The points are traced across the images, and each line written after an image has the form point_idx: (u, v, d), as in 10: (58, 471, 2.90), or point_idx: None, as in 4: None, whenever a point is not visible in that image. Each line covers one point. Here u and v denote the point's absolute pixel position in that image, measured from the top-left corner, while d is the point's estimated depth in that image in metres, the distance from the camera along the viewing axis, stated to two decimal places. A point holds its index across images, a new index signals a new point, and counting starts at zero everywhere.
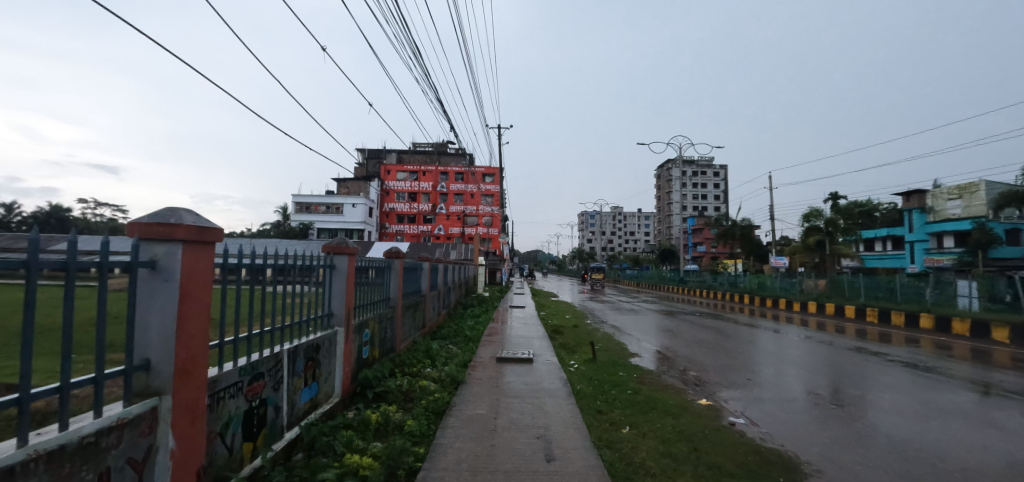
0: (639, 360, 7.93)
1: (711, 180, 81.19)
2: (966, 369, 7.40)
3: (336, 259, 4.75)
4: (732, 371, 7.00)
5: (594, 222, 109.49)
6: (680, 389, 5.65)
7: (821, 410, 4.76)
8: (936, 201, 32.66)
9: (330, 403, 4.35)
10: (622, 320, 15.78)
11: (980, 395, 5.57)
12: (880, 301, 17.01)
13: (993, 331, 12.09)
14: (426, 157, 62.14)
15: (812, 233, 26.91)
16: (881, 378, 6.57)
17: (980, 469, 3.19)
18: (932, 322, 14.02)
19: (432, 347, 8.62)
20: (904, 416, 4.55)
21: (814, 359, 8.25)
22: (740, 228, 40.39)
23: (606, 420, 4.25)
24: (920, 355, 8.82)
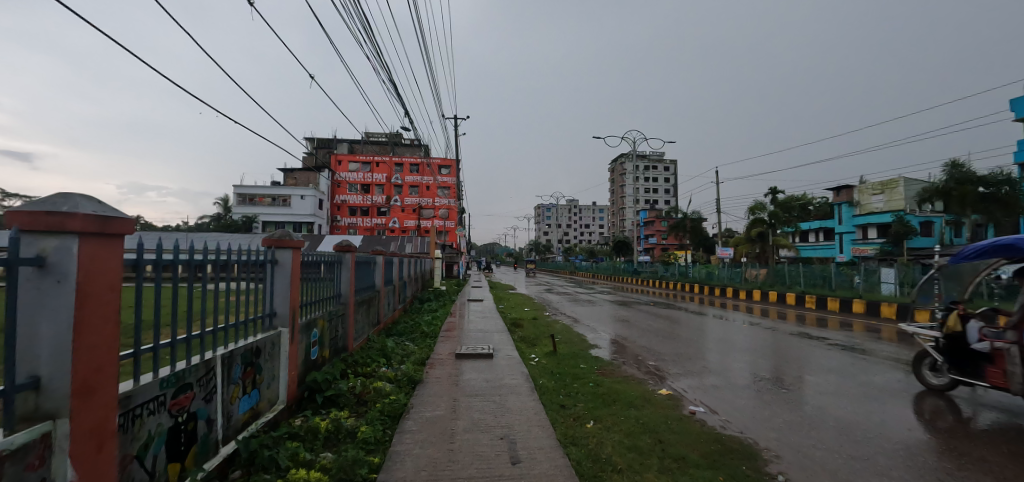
0: (597, 351, 8.04)
1: (662, 175, 84.49)
2: (894, 350, 8.09)
3: (278, 254, 4.37)
4: (686, 359, 7.23)
5: (551, 215, 111.15)
6: (639, 379, 5.72)
7: (772, 395, 4.97)
8: (863, 196, 35.98)
9: (274, 411, 4.00)
10: (580, 311, 15.96)
11: (907, 374, 6.08)
12: (815, 288, 18.35)
13: (917, 314, 13.37)
14: (379, 148, 60.20)
15: (755, 226, 28.64)
16: (820, 361, 7.01)
17: (918, 447, 3.42)
18: (863, 306, 15.33)
19: (388, 345, 8.28)
20: (846, 397, 4.85)
21: (760, 344, 8.73)
22: (690, 221, 42.21)
23: (569, 415, 4.20)
24: (854, 338, 9.55)
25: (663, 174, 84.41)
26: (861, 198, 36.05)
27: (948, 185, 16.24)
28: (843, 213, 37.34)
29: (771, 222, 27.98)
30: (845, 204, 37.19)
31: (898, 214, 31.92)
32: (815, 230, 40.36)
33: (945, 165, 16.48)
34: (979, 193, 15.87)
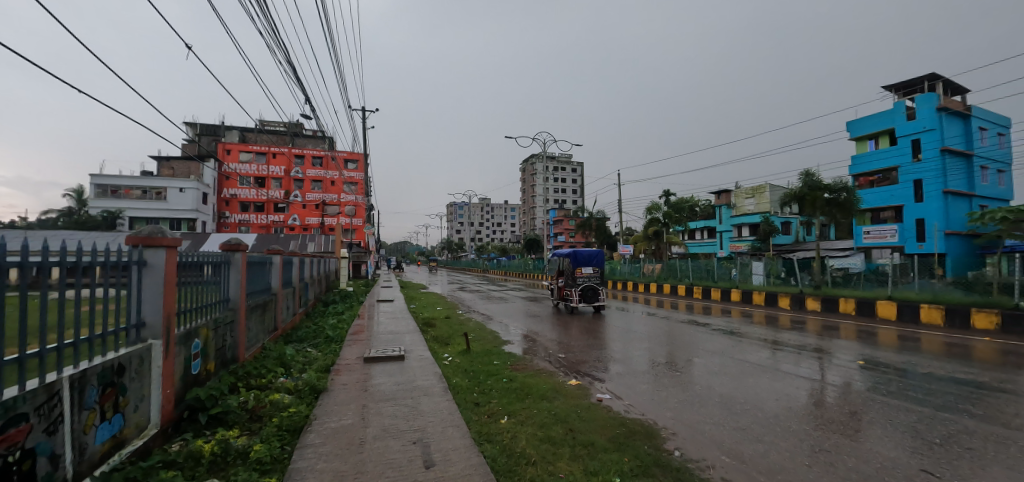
0: (511, 347, 8.18)
1: (570, 176, 88.92)
2: (763, 332, 9.46)
3: (148, 254, 3.72)
4: (594, 349, 7.69)
5: (464, 213, 110.86)
6: (551, 372, 5.93)
7: (667, 378, 5.49)
8: (738, 199, 41.50)
9: (144, 437, 3.40)
10: (494, 308, 16.13)
11: (772, 352, 7.17)
12: (701, 280, 20.75)
13: (780, 299, 15.82)
14: (276, 137, 54.74)
15: (652, 225, 31.51)
16: (706, 345, 7.93)
17: (779, 413, 4.04)
18: (738, 295, 17.73)
19: (287, 353, 7.55)
20: (727, 376, 5.53)
21: (657, 332, 9.64)
22: (594, 220, 44.95)
23: (483, 412, 4.20)
24: (731, 323, 10.99)
25: (571, 175, 89.06)
26: (736, 201, 41.58)
27: (803, 190, 19.41)
28: (723, 214, 42.73)
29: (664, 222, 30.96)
30: (723, 207, 42.60)
31: (765, 215, 37.41)
32: (700, 229, 45.63)
33: (801, 173, 19.63)
34: (824, 198, 19.13)
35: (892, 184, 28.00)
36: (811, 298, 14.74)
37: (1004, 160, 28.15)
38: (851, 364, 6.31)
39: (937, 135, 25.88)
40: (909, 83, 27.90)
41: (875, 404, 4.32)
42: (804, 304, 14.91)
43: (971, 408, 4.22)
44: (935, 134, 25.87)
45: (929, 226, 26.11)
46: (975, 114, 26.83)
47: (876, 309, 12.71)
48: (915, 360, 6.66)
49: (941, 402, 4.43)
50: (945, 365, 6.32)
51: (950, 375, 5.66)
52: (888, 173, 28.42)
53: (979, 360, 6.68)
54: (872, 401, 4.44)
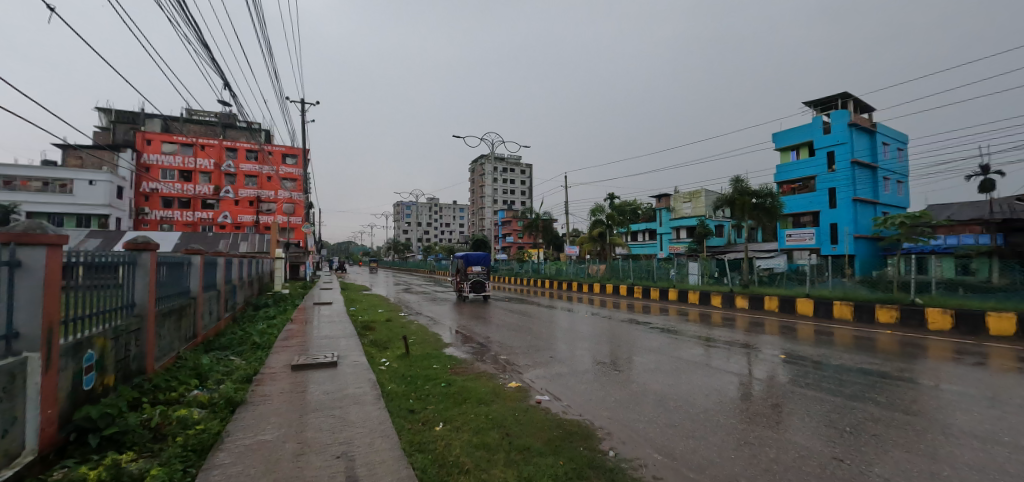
0: (453, 349, 7.94)
1: (519, 177, 89.63)
2: (698, 329, 9.94)
3: (25, 254, 3.16)
4: (536, 350, 7.68)
5: (411, 214, 108.30)
6: (491, 374, 5.81)
7: (606, 377, 5.56)
8: (676, 203, 43.90)
9: (17, 465, 2.85)
10: (438, 311, 15.70)
11: (706, 348, 7.51)
12: (642, 280, 21.62)
13: (713, 297, 16.84)
14: (204, 127, 50.34)
15: (596, 226, 32.46)
16: (644, 343, 8.19)
17: (709, 408, 4.18)
18: (675, 294, 18.65)
19: (203, 362, 6.80)
20: (661, 373, 5.71)
21: (598, 331, 9.84)
22: (542, 221, 45.51)
23: (417, 419, 3.99)
24: (668, 321, 11.47)
25: (519, 176, 89.80)
26: (675, 205, 43.94)
27: (734, 195, 20.84)
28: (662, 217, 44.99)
29: (607, 223, 31.98)
30: (663, 210, 44.85)
31: (700, 218, 39.82)
32: (642, 231, 47.74)
33: (732, 179, 21.05)
34: (752, 202, 20.63)
35: (811, 191, 30.84)
36: (740, 296, 15.79)
37: (902, 172, 31.87)
38: (775, 358, 6.76)
39: (848, 147, 28.89)
40: (826, 100, 30.92)
41: (795, 396, 4.60)
42: (733, 302, 15.96)
43: (875, 397, 4.63)
44: (847, 146, 28.85)
45: (841, 230, 29.03)
46: (880, 130, 30.20)
47: (795, 306, 13.86)
48: (829, 353, 7.27)
49: (850, 391, 4.83)
50: (854, 356, 6.94)
51: (857, 366, 6.21)
52: (808, 181, 31.28)
53: (882, 351, 7.41)
54: (793, 393, 4.73)
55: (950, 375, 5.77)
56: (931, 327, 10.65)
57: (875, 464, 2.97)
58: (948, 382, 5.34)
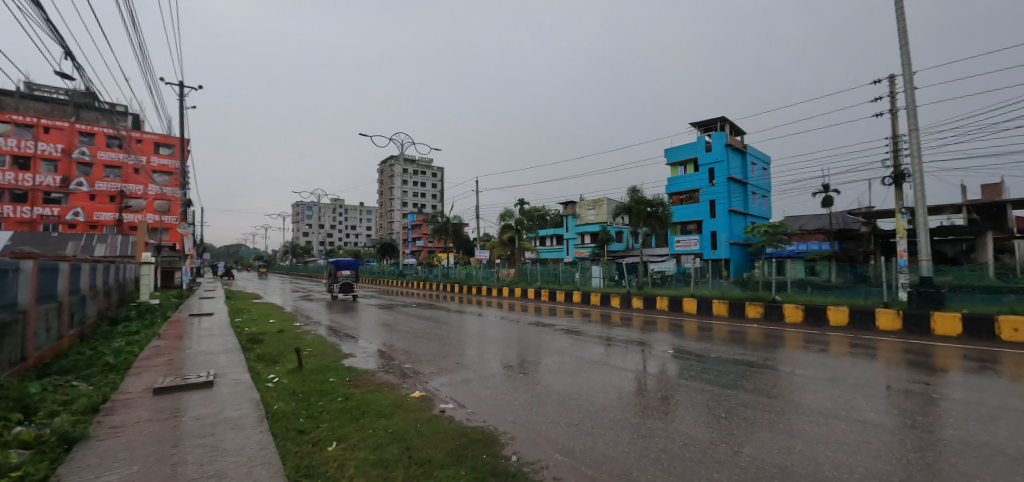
0: (354, 360, 7.41)
1: (430, 180, 88.00)
2: (600, 329, 10.56)
3: None
4: (444, 356, 7.49)
5: (311, 214, 100.27)
6: (394, 385, 5.50)
7: (513, 380, 5.60)
8: (581, 210, 46.55)
9: None
10: (338, 318, 14.55)
11: (606, 347, 7.97)
12: (549, 283, 22.47)
13: (612, 299, 18.10)
14: (44, 105, 41.43)
15: (505, 232, 33.13)
16: (550, 344, 8.44)
17: (608, 405, 4.40)
18: (579, 296, 19.67)
19: (29, 391, 5.47)
20: (565, 373, 5.91)
21: (507, 335, 9.93)
22: (452, 225, 45.02)
23: (307, 441, 3.59)
24: (573, 322, 12.01)
25: (430, 179, 88.19)
26: (580, 212, 46.52)
27: (631, 204, 22.68)
28: (569, 223, 47.40)
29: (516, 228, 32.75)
30: (569, 216, 47.24)
31: (602, 225, 42.69)
32: (549, 236, 49.80)
33: (629, 190, 22.92)
34: (646, 211, 22.69)
35: (695, 202, 34.84)
36: (635, 297, 17.18)
37: (765, 188, 37.49)
38: (665, 353, 7.42)
39: (724, 165, 33.18)
40: (708, 122, 35.20)
41: (681, 388, 5.06)
42: (630, 302, 17.30)
43: (744, 384, 5.28)
44: (723, 164, 33.13)
45: (719, 237, 33.21)
46: (749, 152, 35.18)
47: (682, 305, 15.47)
48: (710, 346, 8.17)
49: (725, 380, 5.45)
50: (729, 349, 7.89)
51: (731, 357, 7.06)
52: (693, 193, 35.29)
53: (750, 343, 8.54)
54: (680, 385, 5.19)
55: (801, 360, 6.82)
56: (787, 319, 12.60)
57: (745, 444, 3.36)
58: (799, 367, 6.31)
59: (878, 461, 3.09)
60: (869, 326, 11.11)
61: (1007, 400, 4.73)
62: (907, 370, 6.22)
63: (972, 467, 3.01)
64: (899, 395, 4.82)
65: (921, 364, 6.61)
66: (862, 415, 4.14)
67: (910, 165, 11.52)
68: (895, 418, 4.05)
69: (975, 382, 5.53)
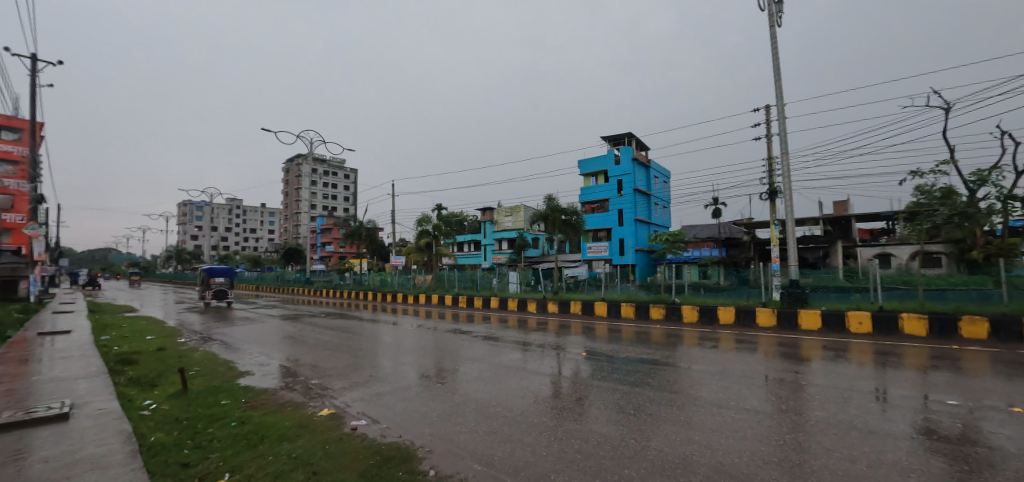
0: (252, 379, 6.64)
1: (342, 182, 82.99)
2: (517, 334, 10.73)
3: None
4: (355, 369, 7.05)
5: (201, 216, 88.82)
6: (299, 404, 5.02)
7: (431, 390, 5.44)
8: (499, 216, 47.12)
9: None
10: (232, 332, 13.00)
11: (524, 352, 8.11)
12: (466, 290, 22.35)
13: (528, 304, 18.53)
14: None
15: (423, 237, 32.37)
16: (468, 352, 8.37)
17: (526, 410, 4.46)
18: (497, 302, 19.83)
19: None
20: (484, 380, 5.89)
21: (424, 344, 9.64)
22: (366, 230, 42.67)
23: (191, 476, 3.12)
24: (491, 329, 12.04)
25: (342, 181, 83.22)
26: (498, 218, 47.09)
27: (547, 212, 23.55)
28: (487, 229, 47.69)
29: (434, 233, 32.14)
30: (487, 222, 47.59)
31: (519, 231, 43.60)
32: (468, 242, 49.67)
33: (546, 197, 23.76)
34: (561, 219, 23.75)
35: (605, 211, 37.19)
36: (551, 302, 17.78)
37: (665, 199, 41.27)
38: (579, 355, 7.76)
39: (631, 177, 35.90)
40: (617, 137, 37.87)
41: (594, 388, 5.32)
42: (546, 307, 17.85)
43: (649, 381, 5.71)
44: (630, 177, 35.83)
45: (626, 244, 35.78)
46: (652, 166, 38.49)
47: (593, 309, 16.34)
48: (619, 347, 8.72)
49: (633, 379, 5.84)
50: (636, 349, 8.48)
51: (638, 357, 7.60)
52: (603, 203, 37.65)
53: (654, 342, 9.27)
54: (592, 386, 5.46)
55: (697, 357, 7.55)
56: (685, 319, 13.94)
57: (651, 438, 3.62)
58: (695, 363, 6.99)
59: (761, 444, 3.52)
60: (750, 323, 12.72)
61: (853, 383, 5.70)
62: (780, 361, 7.21)
63: (831, 442, 3.55)
64: (773, 384, 5.57)
65: (791, 356, 7.71)
66: (747, 403, 4.70)
67: (782, 183, 13.47)
68: (772, 405, 4.66)
69: (830, 369, 6.57)
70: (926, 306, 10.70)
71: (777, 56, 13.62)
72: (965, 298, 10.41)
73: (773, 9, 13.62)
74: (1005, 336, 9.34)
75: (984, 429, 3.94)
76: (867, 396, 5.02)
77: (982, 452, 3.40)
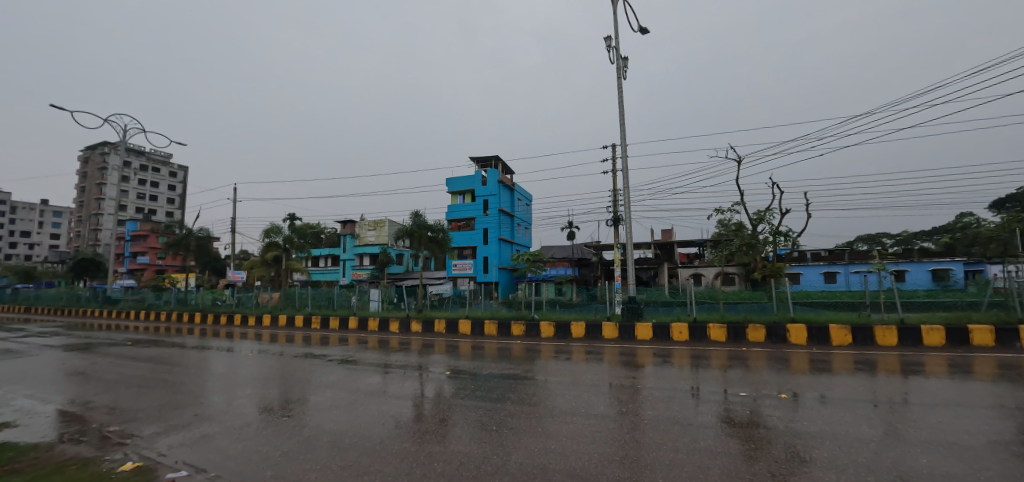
0: (8, 433, 4.92)
1: (167, 180, 69.09)
2: (377, 357, 10.10)
3: None
4: (170, 409, 5.75)
5: None
6: (87, 460, 3.88)
7: (272, 427, 4.72)
8: (362, 230, 44.44)
9: None
10: None
11: (384, 375, 7.67)
12: (320, 309, 20.32)
13: (391, 323, 17.66)
14: None
15: (271, 249, 28.56)
16: (321, 378, 7.58)
17: (387, 437, 4.19)
18: (356, 322, 18.45)
19: None
20: (338, 409, 5.37)
21: (266, 372, 8.40)
22: (196, 239, 35.59)
23: None
24: (347, 352, 11.10)
25: (167, 179, 69.39)
26: (360, 232, 44.29)
27: (413, 228, 23.12)
28: (347, 243, 44.40)
29: (284, 246, 28.70)
30: (348, 236, 44.38)
31: (383, 246, 41.63)
32: (324, 256, 45.57)
33: (413, 213, 23.37)
34: (428, 236, 23.45)
35: (472, 230, 38.00)
36: (415, 321, 17.26)
37: (528, 221, 44.10)
38: (442, 374, 7.67)
39: (496, 198, 37.53)
40: (485, 159, 39.48)
41: (457, 408, 5.27)
42: (409, 326, 17.26)
43: (511, 396, 5.91)
44: (496, 198, 37.43)
45: (490, 262, 37.00)
46: (516, 189, 40.88)
47: (457, 327, 16.36)
48: (482, 364, 8.88)
49: (495, 395, 5.97)
50: (499, 364, 8.74)
51: (500, 372, 7.83)
52: (470, 221, 38.48)
53: (515, 357, 9.70)
54: (456, 405, 5.41)
55: (553, 369, 8.13)
56: (543, 334, 14.90)
57: (513, 452, 3.73)
58: (551, 375, 7.50)
59: (607, 445, 3.91)
60: (598, 336, 14.23)
61: (676, 383, 6.80)
62: (621, 368, 8.21)
63: (660, 437, 4.16)
64: (616, 389, 6.29)
65: (630, 363, 8.87)
66: (595, 409, 5.20)
67: (624, 212, 15.57)
68: (614, 409, 5.24)
69: (658, 373, 7.74)
70: (726, 316, 13.30)
71: (622, 104, 15.89)
72: (749, 309, 13.29)
73: (620, 63, 15.93)
74: (773, 338, 12.20)
75: (761, 413, 5.05)
76: (685, 394, 6.03)
77: (762, 431, 4.35)
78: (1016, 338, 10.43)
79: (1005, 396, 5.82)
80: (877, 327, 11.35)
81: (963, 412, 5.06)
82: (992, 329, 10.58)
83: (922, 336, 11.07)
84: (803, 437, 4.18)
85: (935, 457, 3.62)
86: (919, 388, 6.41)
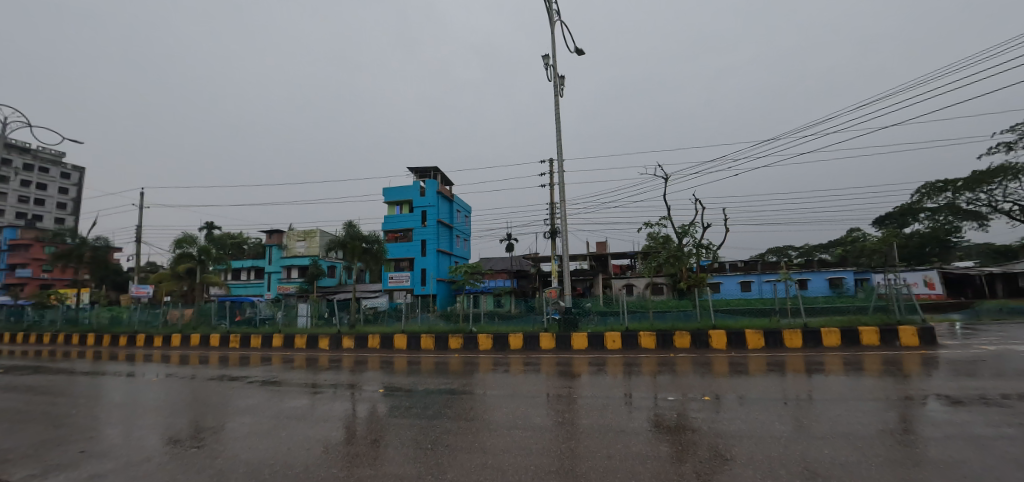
0: None
1: (57, 181, 60.76)
2: (301, 376, 9.46)
3: None
4: (51, 446, 4.95)
5: None
6: None
7: (179, 460, 4.22)
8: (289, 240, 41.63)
9: None
10: None
11: (309, 397, 7.10)
12: (240, 327, 18.67)
13: (321, 341, 16.58)
14: None
15: (183, 262, 25.85)
16: (238, 403, 6.94)
17: (313, 463, 3.92)
18: (281, 340, 17.17)
19: None
20: (255, 436, 4.93)
21: (173, 398, 7.55)
22: (88, 249, 30.87)
23: None
24: (269, 371, 10.29)
25: (58, 181, 60.86)
26: (288, 242, 41.42)
27: (346, 239, 22.11)
28: (273, 254, 41.38)
29: (199, 258, 26.12)
30: (274, 247, 41.44)
31: (313, 259, 39.29)
32: (247, 269, 42.20)
33: (345, 224, 22.36)
34: (361, 247, 22.43)
35: (409, 242, 37.13)
36: (347, 337, 16.41)
37: (466, 233, 43.89)
38: (375, 393, 7.32)
39: (434, 209, 37.09)
40: (424, 170, 39.17)
41: (391, 427, 5.06)
42: (341, 343, 16.35)
43: (448, 411, 5.79)
44: (434, 209, 36.99)
45: (427, 275, 36.27)
46: (455, 200, 40.68)
47: (393, 342, 15.82)
48: (418, 379, 8.62)
49: (431, 412, 5.80)
50: (435, 379, 8.55)
51: (436, 388, 7.64)
52: (407, 233, 37.58)
53: (451, 371, 9.55)
54: (390, 424, 5.20)
55: (490, 382, 8.09)
56: (481, 347, 14.80)
57: (448, 471, 3.63)
58: (490, 388, 7.46)
59: (544, 457, 3.94)
60: (535, 347, 14.42)
61: (610, 391, 7.04)
62: (557, 378, 8.37)
63: (595, 445, 4.27)
64: (553, 400, 6.37)
65: (565, 372, 9.11)
66: (534, 421, 5.23)
67: (560, 225, 16.00)
68: (551, 419, 5.29)
69: (593, 382, 7.96)
70: (655, 325, 14.02)
71: (559, 120, 16.45)
72: (676, 318, 14.11)
73: (557, 81, 16.55)
74: (697, 344, 13.08)
75: (688, 416, 5.37)
76: (618, 401, 6.26)
77: (688, 434, 4.60)
78: (896, 337, 12.05)
79: (888, 389, 6.70)
80: (785, 331, 12.59)
81: (856, 405, 5.77)
82: (877, 330, 12.15)
83: (822, 338, 12.43)
84: (725, 437, 4.48)
85: (834, 447, 4.06)
86: (820, 385, 7.20)
